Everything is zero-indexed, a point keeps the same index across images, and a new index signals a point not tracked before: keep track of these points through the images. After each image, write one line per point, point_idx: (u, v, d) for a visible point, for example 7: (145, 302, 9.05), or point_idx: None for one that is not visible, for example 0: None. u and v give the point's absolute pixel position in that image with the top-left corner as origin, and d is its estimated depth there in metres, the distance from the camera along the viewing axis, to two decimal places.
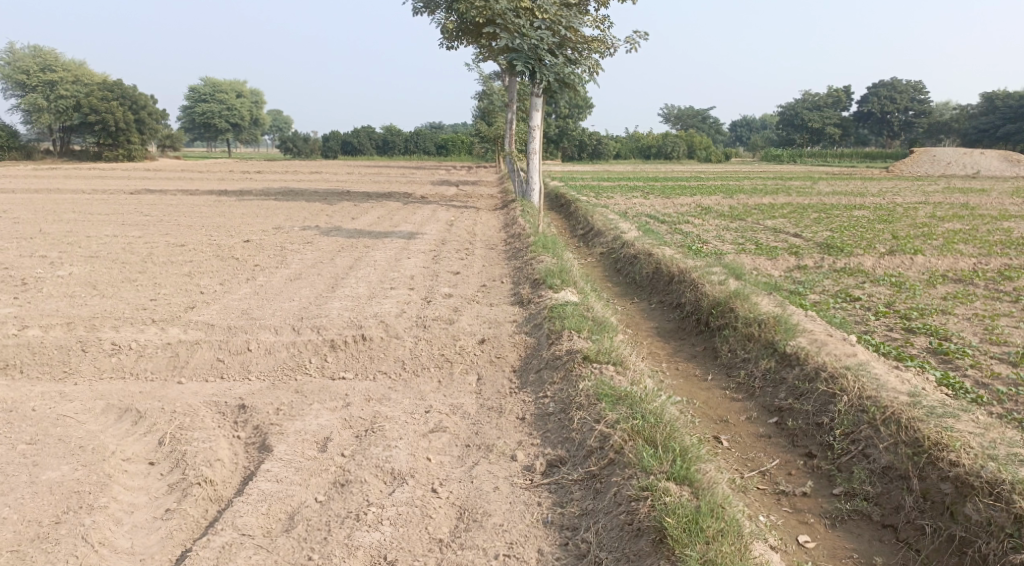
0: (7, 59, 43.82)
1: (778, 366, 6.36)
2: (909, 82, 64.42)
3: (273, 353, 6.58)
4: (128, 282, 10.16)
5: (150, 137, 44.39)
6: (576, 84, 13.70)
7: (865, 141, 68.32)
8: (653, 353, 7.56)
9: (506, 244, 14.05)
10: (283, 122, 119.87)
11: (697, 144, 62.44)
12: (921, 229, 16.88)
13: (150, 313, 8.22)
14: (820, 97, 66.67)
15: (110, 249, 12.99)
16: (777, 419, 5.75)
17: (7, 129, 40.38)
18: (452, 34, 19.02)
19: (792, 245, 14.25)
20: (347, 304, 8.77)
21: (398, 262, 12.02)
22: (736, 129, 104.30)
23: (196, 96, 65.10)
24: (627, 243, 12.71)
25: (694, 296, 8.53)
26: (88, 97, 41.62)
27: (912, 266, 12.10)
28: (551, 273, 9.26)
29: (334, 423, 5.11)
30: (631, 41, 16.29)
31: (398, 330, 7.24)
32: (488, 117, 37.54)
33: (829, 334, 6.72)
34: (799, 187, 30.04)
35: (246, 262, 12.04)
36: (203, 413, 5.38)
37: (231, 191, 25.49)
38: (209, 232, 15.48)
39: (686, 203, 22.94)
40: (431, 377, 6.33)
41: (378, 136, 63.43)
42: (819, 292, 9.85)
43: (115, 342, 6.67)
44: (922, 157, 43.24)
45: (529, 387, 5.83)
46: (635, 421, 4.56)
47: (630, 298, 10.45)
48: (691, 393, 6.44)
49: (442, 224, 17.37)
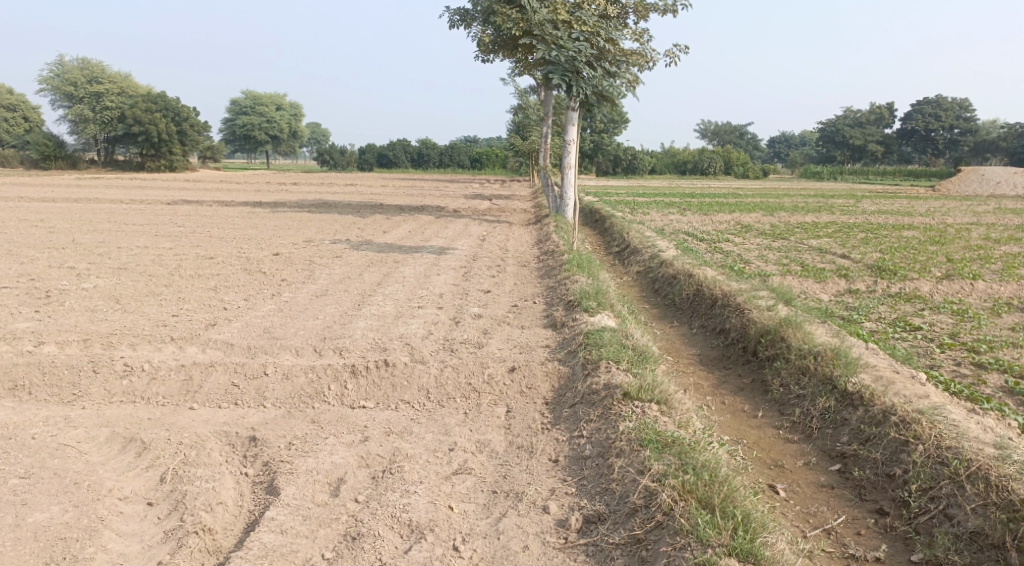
0: (57, 71, 45.03)
1: (838, 406, 5.78)
2: (954, 100, 62.72)
3: (290, 378, 6.19)
4: (153, 296, 9.95)
5: (192, 148, 44.69)
6: (615, 98, 13.24)
7: (909, 158, 66.60)
8: (697, 384, 7.02)
9: (539, 261, 13.61)
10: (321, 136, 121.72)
11: (735, 160, 61.40)
12: (977, 251, 16.00)
13: (170, 330, 7.93)
14: (862, 113, 65.13)
15: (139, 261, 12.85)
16: (841, 467, 5.19)
17: (55, 140, 41.39)
18: (487, 47, 18.73)
19: (840, 267, 13.55)
20: (373, 323, 8.38)
21: (427, 278, 11.66)
22: (774, 146, 103.00)
23: (236, 109, 66.34)
24: (666, 262, 12.16)
25: (740, 323, 7.96)
26: (132, 108, 42.43)
27: (973, 293, 11.35)
28: (587, 294, 8.77)
29: (350, 460, 4.69)
30: (671, 54, 15.81)
31: (422, 355, 6.82)
32: (523, 131, 37.24)
33: (895, 371, 6.10)
34: (843, 205, 29.10)
35: (273, 276, 11.78)
36: (211, 445, 5.00)
37: (265, 202, 25.50)
38: (239, 245, 15.32)
39: (725, 220, 22.28)
40: (457, 408, 5.88)
41: (413, 150, 63.72)
42: (875, 320, 9.19)
43: (128, 362, 6.36)
44: (970, 176, 41.88)
45: (563, 424, 5.34)
46: (683, 475, 4.05)
47: (669, 321, 9.91)
48: (740, 433, 5.89)
49: (474, 239, 17.01)
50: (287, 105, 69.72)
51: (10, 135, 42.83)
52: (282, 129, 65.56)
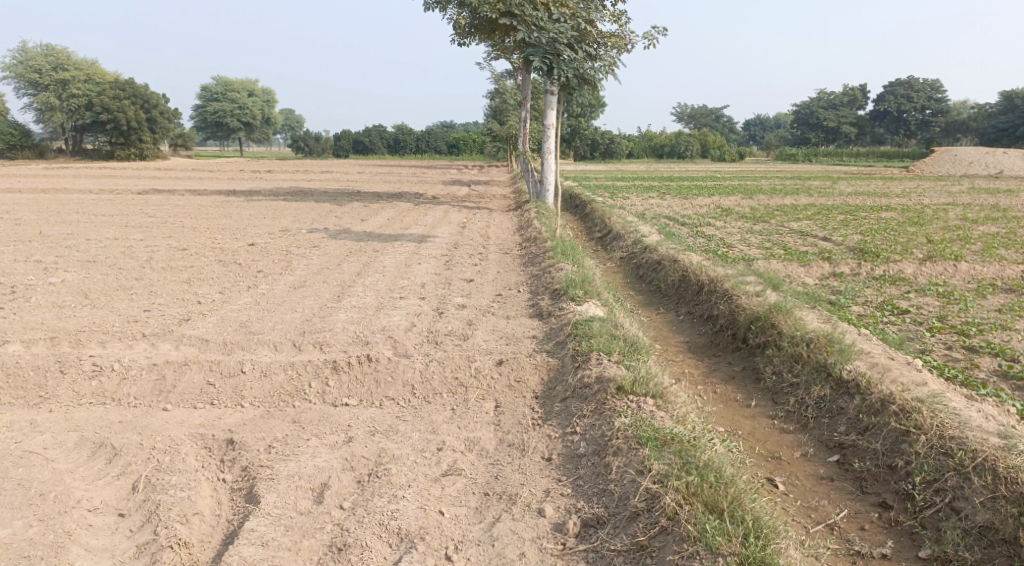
0: (20, 58, 43.73)
1: (834, 395, 5.67)
2: (926, 81, 63.27)
3: (269, 376, 5.93)
4: (124, 290, 9.58)
5: (162, 136, 43.73)
6: (595, 81, 12.94)
7: (882, 140, 67.14)
8: (687, 373, 6.87)
9: (521, 248, 13.38)
10: (295, 122, 120.09)
11: (712, 143, 61.53)
12: (956, 232, 16.04)
13: (142, 326, 7.61)
14: (836, 95, 65.49)
15: (108, 253, 12.43)
16: (839, 458, 5.10)
17: (20, 129, 40.23)
18: (464, 30, 18.38)
19: (823, 250, 13.51)
20: (353, 316, 8.12)
21: (408, 268, 11.40)
22: (750, 128, 103.50)
23: (207, 96, 65.09)
24: (650, 248, 12.00)
25: (729, 309, 7.81)
26: (100, 96, 41.31)
27: (956, 274, 11.33)
28: (573, 282, 8.57)
29: (333, 463, 4.46)
30: (649, 37, 15.64)
31: (406, 348, 6.60)
32: (501, 115, 36.90)
33: (890, 358, 6.00)
34: (821, 186, 29.22)
35: (249, 267, 11.44)
36: (186, 449, 4.73)
37: (240, 191, 24.94)
38: (214, 235, 14.93)
39: (705, 204, 22.18)
40: (444, 404, 5.67)
41: (389, 136, 62.96)
42: (862, 304, 9.10)
43: (97, 362, 6.06)
44: (943, 157, 42.26)
45: (555, 419, 5.16)
46: (685, 475, 3.91)
47: (655, 308, 9.76)
48: (735, 423, 5.75)
49: (454, 227, 16.74)
50: (259, 92, 68.59)
51: None
52: (255, 116, 64.42)
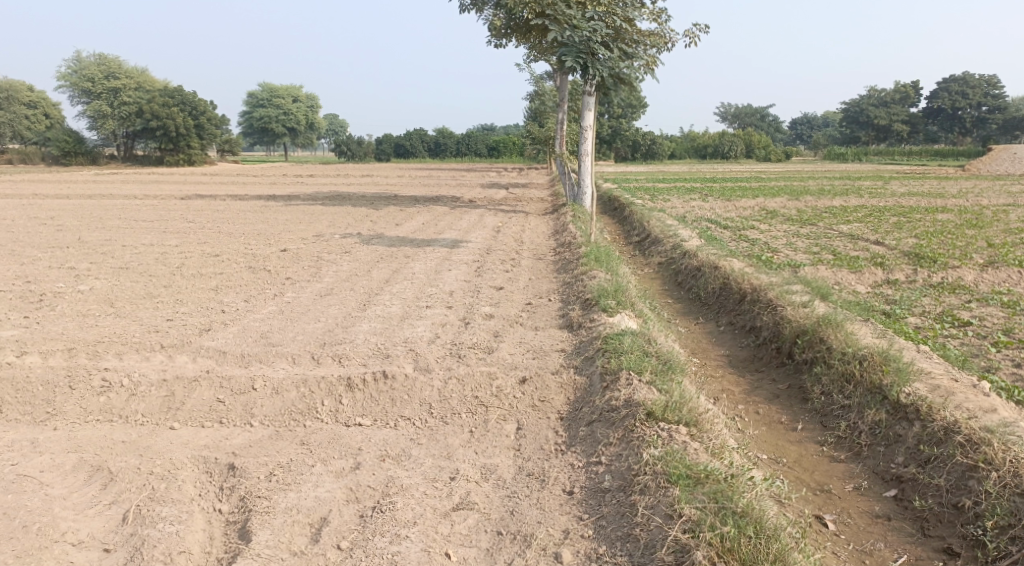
0: (75, 67, 45.01)
1: (891, 420, 5.14)
2: (983, 77, 60.79)
3: (280, 393, 5.65)
4: (150, 298, 9.47)
5: (210, 142, 44.40)
6: (632, 81, 12.51)
7: (936, 138, 64.61)
8: (727, 391, 6.39)
9: (555, 254, 12.98)
10: (339, 125, 121.82)
11: (756, 143, 60.14)
12: (1018, 235, 15.09)
13: (160, 337, 7.42)
14: (887, 92, 63.30)
15: (141, 260, 12.41)
16: (897, 493, 4.57)
17: (75, 136, 41.38)
18: (500, 31, 18.06)
19: (874, 255, 12.77)
20: (376, 326, 7.82)
21: (438, 274, 11.10)
22: (797, 127, 101.19)
23: (253, 103, 66.32)
24: (689, 253, 11.47)
25: (773, 321, 7.29)
26: (150, 103, 42.15)
27: (1020, 282, 10.54)
28: (605, 292, 8.12)
29: (336, 495, 4.20)
30: (691, 34, 15.04)
31: (426, 362, 6.26)
32: (540, 117, 36.48)
33: (954, 378, 5.43)
34: (870, 187, 28.08)
35: (278, 274, 11.27)
36: (185, 475, 4.52)
37: (279, 196, 25.02)
38: (247, 241, 14.85)
39: (749, 206, 21.45)
40: (462, 425, 5.29)
41: (430, 139, 63.16)
42: (918, 315, 8.44)
43: (107, 377, 5.87)
44: (1002, 156, 40.40)
45: (579, 445, 4.76)
46: (717, 523, 3.50)
47: (694, 317, 9.26)
48: (778, 449, 5.27)
49: (489, 231, 16.41)
50: (304, 97, 69.54)
51: (32, 132, 42.93)
52: (299, 121, 65.24)
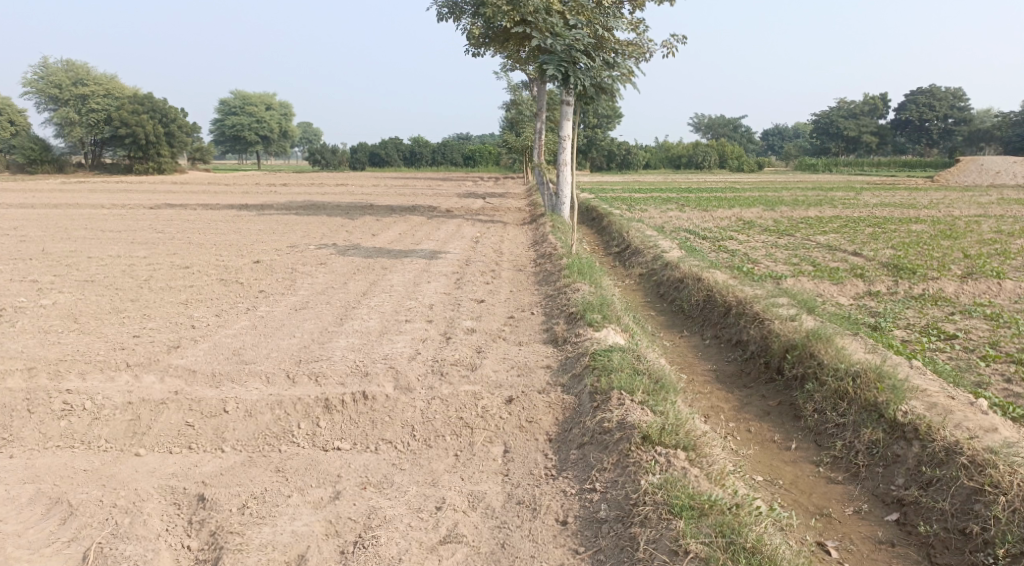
0: (41, 73, 43.99)
1: (888, 439, 5.00)
2: (948, 90, 62.11)
3: (254, 416, 5.34)
4: (116, 313, 9.08)
5: (181, 150, 43.60)
6: (613, 90, 12.15)
7: (904, 150, 65.80)
8: (717, 408, 6.22)
9: (535, 265, 12.78)
10: (313, 134, 120.98)
11: (729, 153, 60.73)
12: (992, 245, 15.22)
13: (127, 354, 7.07)
14: (856, 104, 64.22)
15: (108, 272, 11.97)
16: (899, 517, 4.49)
17: (41, 144, 40.41)
18: (478, 41, 17.82)
19: (854, 266, 12.77)
20: (354, 342, 7.54)
21: (416, 287, 10.83)
22: (768, 138, 102.62)
23: (226, 110, 65.40)
24: (671, 264, 11.34)
25: (760, 335, 7.14)
26: (119, 111, 41.35)
27: (1000, 293, 10.57)
28: (590, 305, 7.93)
29: (315, 529, 3.99)
30: (668, 45, 15.00)
31: (407, 381, 6.01)
32: (516, 126, 36.33)
33: (950, 396, 5.31)
34: (844, 198, 28.31)
35: (251, 287, 10.92)
36: (152, 507, 4.25)
37: (252, 205, 24.50)
38: (219, 252, 14.45)
39: (726, 216, 21.47)
40: (447, 448, 5.05)
41: (405, 148, 62.80)
42: (904, 327, 8.36)
43: (68, 400, 5.53)
44: (969, 166, 41.07)
45: (571, 470, 4.56)
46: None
47: (678, 330, 9.11)
48: (774, 470, 5.12)
49: (467, 242, 16.18)
50: (277, 105, 68.78)
51: None
52: (272, 129, 64.51)
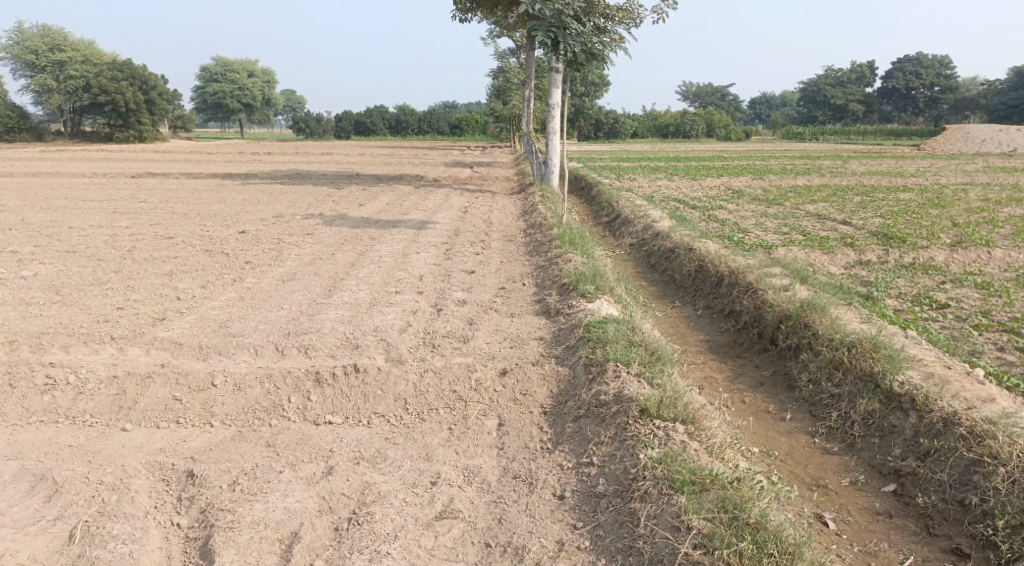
0: (16, 39, 42.81)
1: (884, 410, 4.99)
2: (935, 58, 61.93)
3: (242, 390, 5.24)
4: (99, 285, 8.90)
5: (162, 118, 42.79)
6: (604, 57, 11.92)
7: (890, 118, 65.79)
8: (710, 378, 6.19)
9: (525, 235, 12.66)
10: (297, 102, 119.34)
11: (717, 122, 60.47)
12: (981, 214, 15.22)
13: (111, 327, 6.92)
14: (843, 72, 63.98)
15: (90, 243, 11.72)
16: (896, 488, 4.51)
17: (18, 111, 39.52)
18: (464, 6, 17.47)
19: (844, 234, 12.75)
20: (344, 313, 7.43)
21: (405, 258, 10.70)
22: (756, 107, 102.22)
23: (207, 77, 64.14)
24: (662, 234, 11.25)
25: (753, 305, 7.08)
26: (97, 77, 40.44)
27: (989, 262, 10.58)
28: (582, 276, 7.84)
29: (307, 505, 3.92)
30: (659, 11, 14.73)
31: (399, 354, 5.91)
32: (504, 94, 35.89)
33: (946, 366, 5.30)
34: (831, 166, 28.27)
35: (237, 257, 10.74)
36: (140, 483, 4.15)
37: (236, 174, 24.10)
38: (203, 222, 14.20)
39: (715, 185, 21.38)
40: (441, 421, 4.98)
41: (391, 116, 62.02)
42: (896, 296, 8.34)
43: (51, 374, 5.39)
44: (955, 135, 41.12)
45: (567, 443, 4.51)
46: (731, 541, 3.44)
47: (670, 301, 9.05)
48: (770, 441, 5.10)
49: (455, 211, 16.00)
50: (260, 72, 67.54)
51: None
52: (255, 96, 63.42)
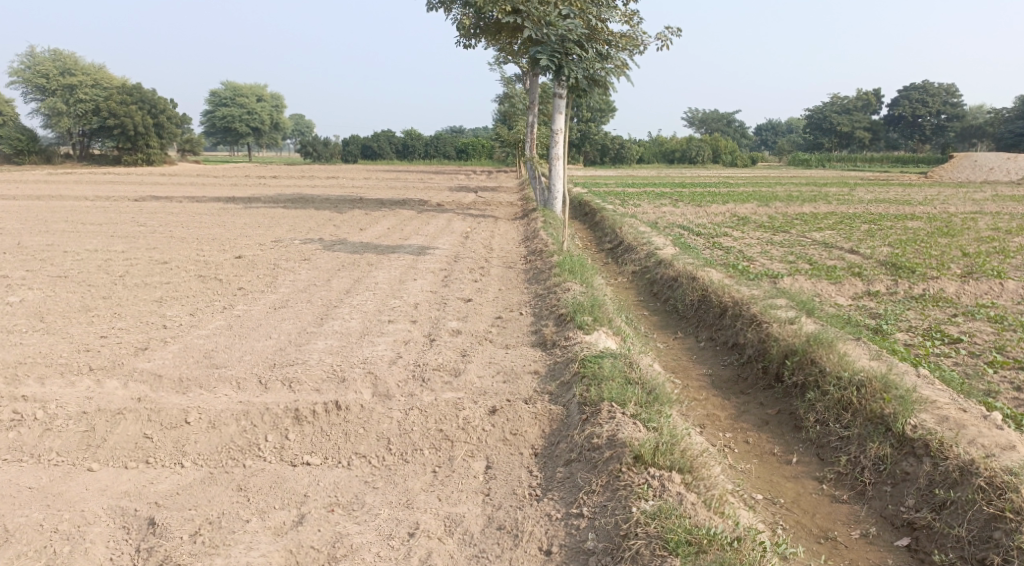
0: (28, 63, 43.20)
1: (896, 455, 4.70)
2: (942, 86, 62.02)
3: (217, 427, 4.97)
4: (86, 312, 8.67)
5: (170, 141, 42.93)
6: (607, 83, 11.79)
7: (897, 145, 65.68)
8: (712, 416, 5.89)
9: (525, 262, 12.43)
10: (305, 126, 120.60)
11: (723, 148, 60.47)
12: (991, 243, 14.93)
13: (91, 357, 6.68)
14: (850, 100, 64.04)
15: (83, 268, 11.53)
16: (910, 542, 4.22)
17: (28, 134, 39.71)
18: (469, 32, 17.41)
19: (851, 264, 12.46)
20: (334, 343, 7.18)
21: (402, 285, 10.46)
22: (762, 133, 102.49)
23: (216, 101, 64.61)
24: (665, 262, 11.00)
25: (757, 338, 6.80)
26: (107, 101, 40.62)
27: (1001, 294, 10.28)
28: (580, 306, 7.57)
29: (273, 560, 3.69)
30: (663, 38, 14.64)
31: (386, 389, 5.64)
32: (509, 120, 35.85)
33: (961, 408, 5.00)
34: (838, 193, 28.03)
35: (230, 283, 10.51)
36: (96, 533, 3.90)
37: (240, 198, 24.02)
38: (201, 246, 14.01)
39: (720, 211, 21.16)
40: (425, 463, 4.70)
41: (398, 141, 62.26)
42: (906, 329, 8.03)
43: (18, 410, 5.14)
44: (962, 162, 40.82)
45: (558, 490, 4.24)
46: None
47: (672, 331, 8.77)
48: (775, 487, 4.80)
49: (457, 237, 15.81)
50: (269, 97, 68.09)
51: None
52: (264, 120, 63.83)
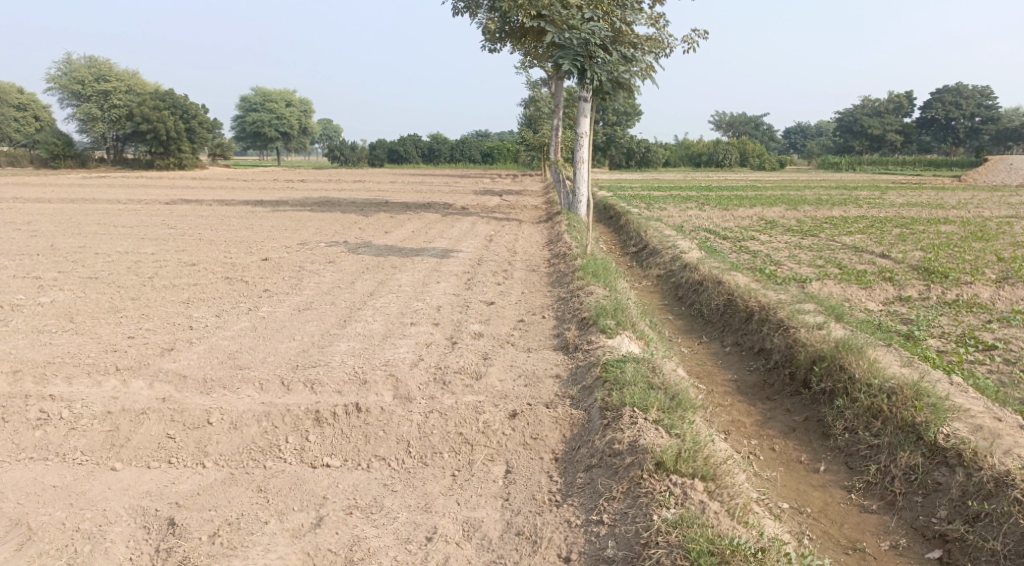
0: (64, 69, 44.17)
1: (928, 464, 4.56)
2: (976, 88, 60.73)
3: (239, 428, 4.98)
4: (114, 312, 8.79)
5: (200, 145, 43.56)
6: (631, 86, 11.68)
7: (930, 148, 64.42)
8: (738, 423, 5.77)
9: (549, 265, 12.36)
10: (332, 130, 121.64)
11: (751, 151, 59.79)
12: None
13: (117, 357, 6.75)
14: (881, 102, 62.97)
15: (113, 269, 11.72)
16: (942, 555, 4.09)
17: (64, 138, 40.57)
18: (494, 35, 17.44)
19: (882, 268, 12.21)
20: (356, 345, 7.19)
21: (425, 287, 10.47)
22: (790, 136, 101.21)
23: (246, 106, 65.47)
24: (690, 266, 10.86)
25: (785, 343, 6.67)
26: (140, 106, 41.34)
27: None
28: (603, 310, 7.49)
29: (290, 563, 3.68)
30: (688, 40, 14.53)
31: (407, 392, 5.62)
32: (534, 124, 35.84)
33: (996, 417, 4.84)
34: (868, 197, 27.53)
35: (255, 286, 10.60)
36: (118, 532, 3.93)
37: (267, 201, 24.26)
38: (228, 249, 14.16)
39: (747, 215, 20.91)
40: (444, 466, 4.66)
41: (424, 145, 62.56)
42: (939, 336, 7.83)
43: (45, 409, 5.20)
44: (998, 165, 39.84)
45: (578, 496, 4.17)
46: None
47: (697, 336, 8.64)
48: (801, 495, 4.68)
49: (480, 240, 15.80)
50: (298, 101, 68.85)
51: (20, 135, 42.22)
52: (292, 125, 64.53)
